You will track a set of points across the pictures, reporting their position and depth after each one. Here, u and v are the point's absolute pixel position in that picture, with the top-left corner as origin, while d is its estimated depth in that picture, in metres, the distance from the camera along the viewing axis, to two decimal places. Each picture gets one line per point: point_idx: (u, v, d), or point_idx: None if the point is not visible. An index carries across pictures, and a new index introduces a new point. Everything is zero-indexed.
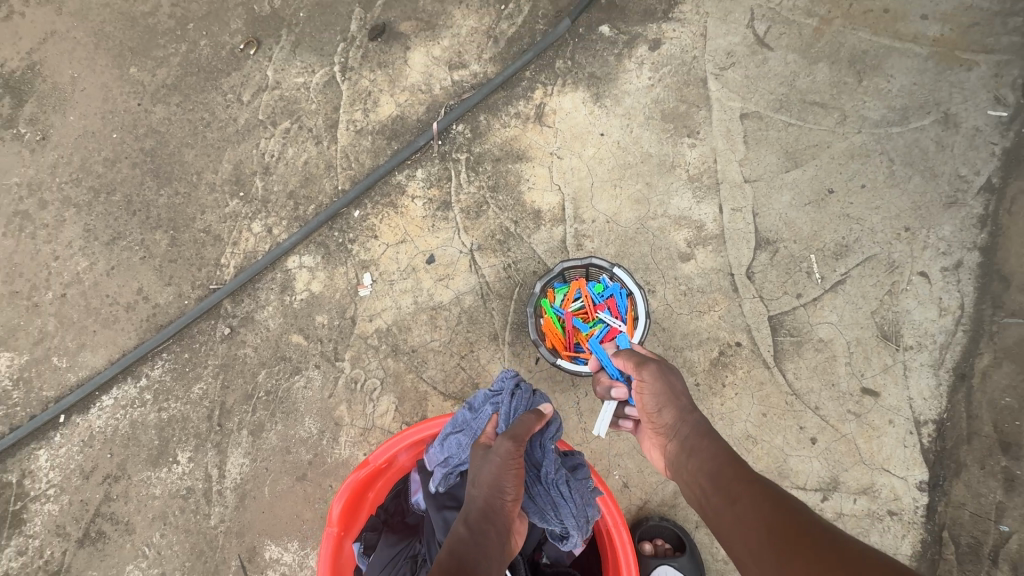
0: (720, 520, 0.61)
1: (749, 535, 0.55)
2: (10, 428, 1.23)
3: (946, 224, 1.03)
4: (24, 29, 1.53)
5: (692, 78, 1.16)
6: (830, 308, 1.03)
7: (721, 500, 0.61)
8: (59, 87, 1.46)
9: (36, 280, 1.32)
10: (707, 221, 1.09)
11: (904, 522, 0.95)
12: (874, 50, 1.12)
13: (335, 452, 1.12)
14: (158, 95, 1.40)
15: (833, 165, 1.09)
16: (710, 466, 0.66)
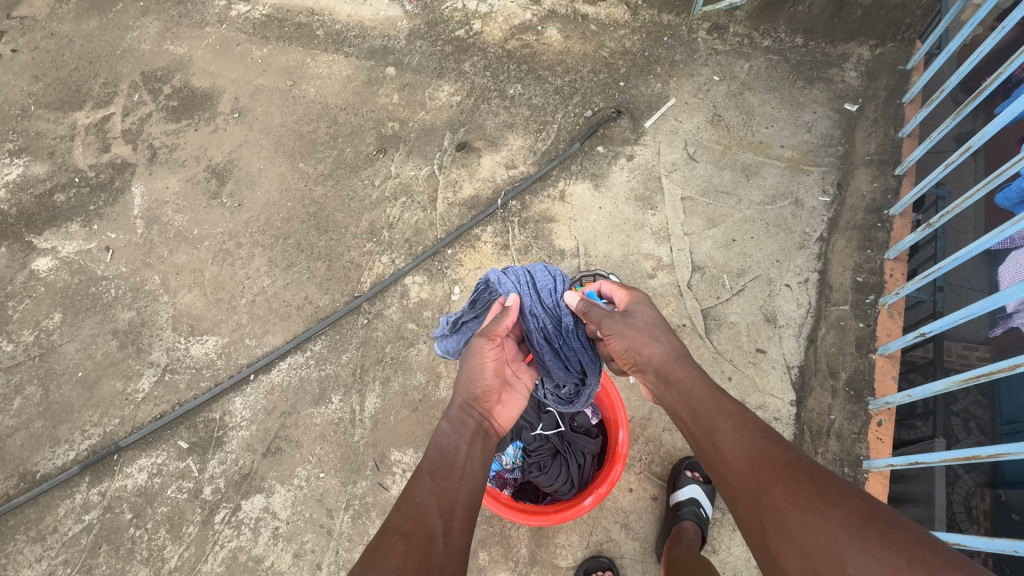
0: (706, 443, 0.90)
1: (734, 462, 0.83)
2: (215, 383, 1.87)
3: (799, 257, 1.80)
4: (228, 139, 2.38)
5: (652, 177, 1.99)
6: (736, 304, 1.76)
7: (708, 433, 0.90)
8: (251, 174, 2.27)
9: (234, 291, 2.02)
10: (664, 256, 1.85)
11: (784, 424, 1.61)
12: (755, 164, 1.96)
13: (435, 393, 1.76)
14: (318, 180, 2.21)
15: (734, 225, 1.88)
16: (693, 402, 0.96)
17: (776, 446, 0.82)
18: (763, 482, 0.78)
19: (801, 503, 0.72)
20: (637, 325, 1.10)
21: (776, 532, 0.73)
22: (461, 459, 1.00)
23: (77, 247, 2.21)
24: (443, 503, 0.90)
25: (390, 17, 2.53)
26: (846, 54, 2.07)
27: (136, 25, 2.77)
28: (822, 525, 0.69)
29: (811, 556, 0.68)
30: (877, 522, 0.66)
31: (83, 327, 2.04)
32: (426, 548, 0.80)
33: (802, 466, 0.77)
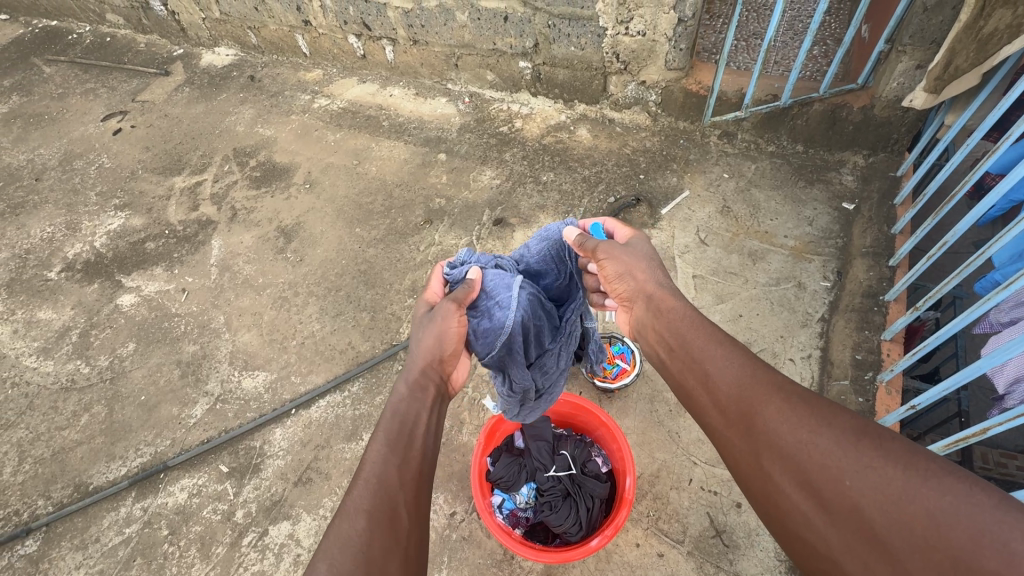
0: (692, 367, 0.96)
1: (725, 384, 0.89)
2: (260, 414, 2.06)
3: (802, 334, 1.95)
4: (298, 205, 2.76)
5: (666, 256, 2.22)
6: None
7: (695, 359, 0.97)
8: (314, 234, 2.61)
9: (287, 333, 2.27)
10: None
11: None
12: (761, 249, 2.18)
13: (458, 437, 1.88)
14: (371, 242, 2.52)
15: (741, 302, 2.05)
16: (680, 330, 1.04)
17: (766, 372, 0.87)
18: (758, 405, 0.83)
19: (797, 423, 0.78)
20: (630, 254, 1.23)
21: (772, 451, 0.78)
22: (420, 429, 1.01)
23: (158, 287, 2.54)
24: (402, 475, 0.91)
25: (445, 113, 2.99)
26: (842, 162, 2.35)
27: (234, 111, 3.33)
28: (818, 443, 0.75)
29: (806, 468, 0.74)
30: (867, 436, 0.72)
31: (152, 355, 2.30)
32: (390, 523, 0.84)
33: (790, 388, 0.83)
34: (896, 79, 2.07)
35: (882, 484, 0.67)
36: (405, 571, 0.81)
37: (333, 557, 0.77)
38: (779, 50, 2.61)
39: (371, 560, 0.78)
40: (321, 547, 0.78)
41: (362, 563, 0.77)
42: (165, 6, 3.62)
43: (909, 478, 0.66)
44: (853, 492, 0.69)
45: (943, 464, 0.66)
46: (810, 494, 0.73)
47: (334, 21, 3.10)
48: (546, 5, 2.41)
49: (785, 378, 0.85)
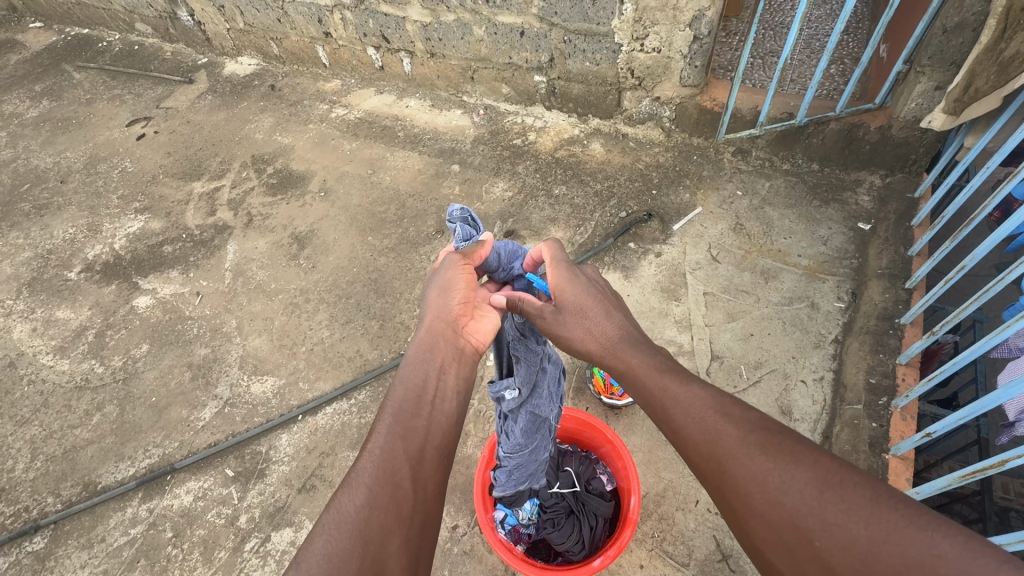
0: (660, 421, 0.95)
1: (691, 440, 0.88)
2: (267, 419, 2.07)
3: (814, 356, 1.91)
4: (312, 213, 2.79)
5: (676, 273, 2.20)
6: (752, 394, 1.86)
7: (660, 413, 0.95)
8: (327, 242, 2.64)
9: (297, 339, 2.29)
10: (684, 343, 2.01)
11: None
12: (773, 268, 2.15)
13: (462, 449, 1.87)
14: (383, 251, 2.54)
15: (752, 321, 2.03)
16: (636, 377, 1.01)
17: (729, 423, 0.86)
18: (724, 462, 0.82)
19: (762, 480, 0.78)
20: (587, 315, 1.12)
21: (746, 511, 0.78)
22: (432, 396, 0.99)
23: (173, 290, 2.59)
24: (410, 451, 0.90)
25: (460, 125, 3.03)
26: (858, 182, 2.32)
27: (254, 119, 3.40)
28: (785, 501, 0.75)
29: (779, 527, 0.74)
30: (831, 489, 0.72)
31: (164, 357, 2.33)
32: (394, 501, 0.82)
33: (753, 439, 0.83)
34: (914, 100, 2.05)
35: (849, 542, 0.67)
36: (407, 549, 0.79)
37: (330, 531, 0.76)
38: (795, 69, 2.61)
39: (369, 539, 0.77)
40: (320, 521, 0.78)
41: (359, 540, 0.76)
42: (192, 16, 3.73)
43: (874, 534, 0.66)
44: (823, 552, 0.69)
45: (906, 513, 0.66)
46: (786, 554, 0.73)
47: (354, 33, 3.17)
48: (562, 20, 2.45)
49: (747, 426, 0.85)
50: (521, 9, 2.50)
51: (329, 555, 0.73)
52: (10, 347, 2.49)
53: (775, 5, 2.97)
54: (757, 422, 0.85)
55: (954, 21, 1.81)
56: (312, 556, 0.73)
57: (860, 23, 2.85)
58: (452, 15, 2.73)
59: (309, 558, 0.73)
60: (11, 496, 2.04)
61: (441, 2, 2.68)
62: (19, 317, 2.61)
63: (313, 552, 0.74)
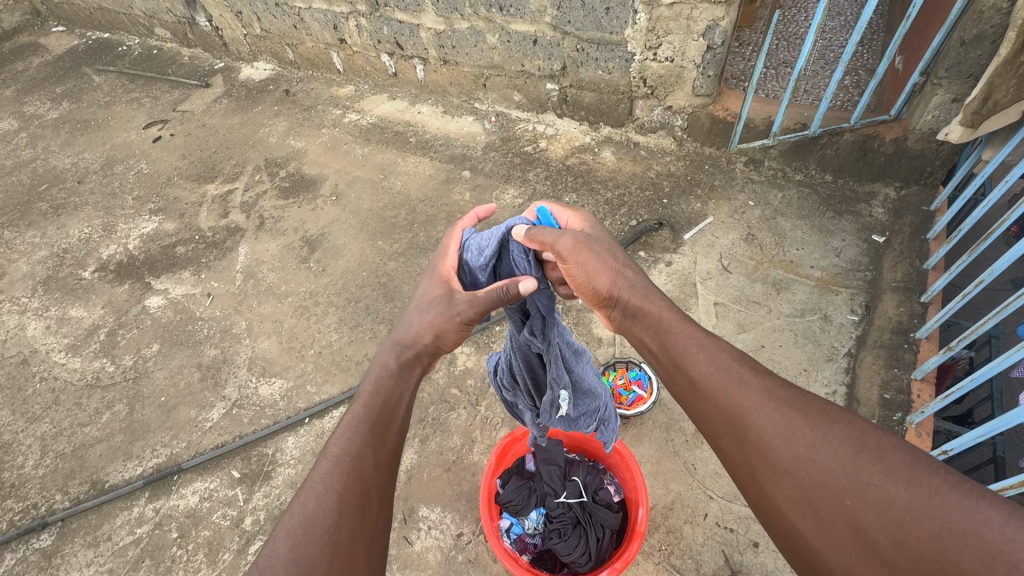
0: (679, 374, 0.97)
1: (716, 393, 0.91)
2: (274, 421, 2.07)
3: (827, 369, 1.89)
4: (323, 217, 2.81)
5: (687, 282, 2.19)
6: None
7: (680, 366, 0.97)
8: (337, 246, 2.65)
9: (305, 342, 2.30)
10: None
11: None
12: (786, 279, 2.13)
13: (469, 456, 1.86)
14: (393, 256, 2.55)
15: (763, 332, 2.01)
16: (663, 329, 1.04)
17: (759, 383, 0.90)
18: (753, 419, 0.86)
19: (794, 438, 0.81)
20: (599, 254, 1.10)
21: (769, 467, 0.82)
22: (400, 409, 1.02)
23: (184, 291, 2.61)
24: (374, 456, 0.92)
25: (472, 131, 3.04)
26: (872, 193, 2.30)
27: (268, 123, 3.44)
28: (817, 459, 0.79)
29: (805, 485, 0.78)
30: (867, 452, 0.77)
31: (174, 357, 2.35)
32: (361, 509, 0.86)
33: (786, 399, 0.86)
34: (931, 112, 2.03)
35: (887, 502, 0.72)
36: (368, 556, 0.84)
37: (296, 536, 0.79)
38: (808, 79, 2.60)
39: (336, 545, 0.81)
40: (283, 525, 0.81)
41: (325, 543, 0.80)
42: (210, 22, 3.80)
43: (912, 497, 0.71)
44: (855, 511, 0.73)
45: (942, 477, 0.71)
46: (810, 513, 0.77)
47: (369, 40, 3.20)
48: (576, 29, 2.46)
49: (777, 387, 0.89)
50: (535, 17, 2.52)
51: (296, 559, 0.77)
52: (24, 344, 2.52)
53: (789, 15, 2.96)
54: (787, 386, 0.89)
55: (972, 33, 1.79)
56: (276, 560, 0.76)
57: (875, 35, 2.83)
58: (466, 22, 2.75)
59: (275, 560, 0.76)
60: (20, 493, 2.05)
61: (456, 10, 2.71)
62: (34, 315, 2.65)
63: (279, 555, 0.77)
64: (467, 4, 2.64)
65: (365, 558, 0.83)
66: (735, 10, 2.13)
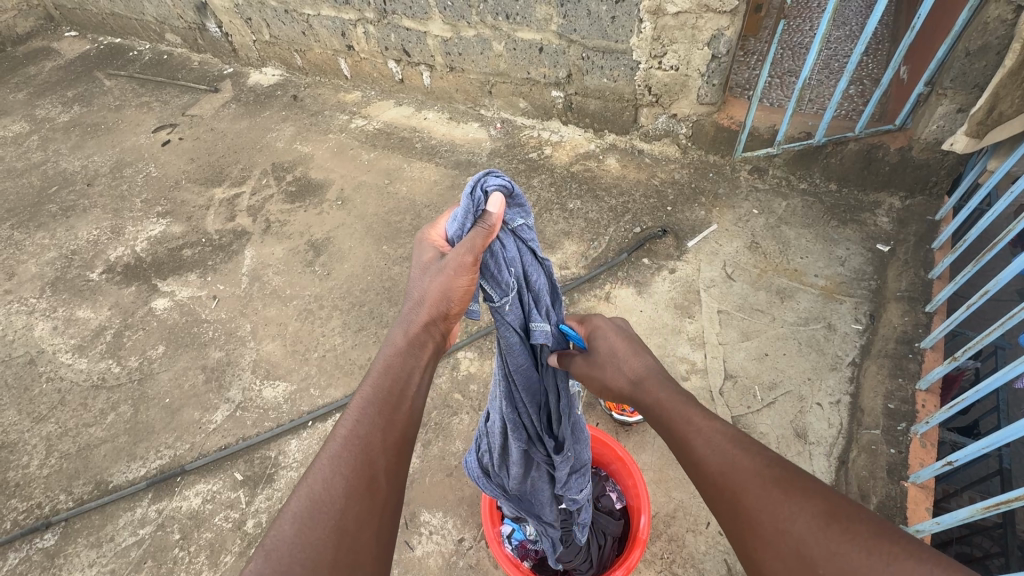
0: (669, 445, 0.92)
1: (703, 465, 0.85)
2: (278, 424, 2.08)
3: (831, 378, 1.88)
4: (329, 220, 2.83)
5: (691, 290, 2.19)
6: (766, 415, 1.83)
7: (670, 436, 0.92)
8: (343, 250, 2.67)
9: (310, 345, 2.31)
10: (698, 360, 1.99)
11: None
12: (790, 287, 2.13)
13: None
14: (397, 260, 2.57)
15: (767, 341, 2.01)
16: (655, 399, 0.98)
17: (740, 450, 0.84)
18: (733, 490, 0.80)
19: (772, 509, 0.75)
20: (603, 360, 1.06)
21: (750, 541, 0.76)
22: (413, 385, 0.93)
23: (190, 293, 2.63)
24: (385, 436, 0.85)
25: (477, 138, 3.06)
26: (877, 203, 2.30)
27: (276, 128, 3.48)
28: (793, 530, 0.73)
29: (782, 558, 0.72)
30: (837, 521, 0.71)
31: (179, 359, 2.37)
32: (369, 494, 0.79)
33: (763, 467, 0.80)
34: (935, 122, 2.03)
35: (854, 574, 0.66)
36: (379, 540, 0.78)
37: (303, 519, 0.74)
38: (813, 88, 2.61)
39: (343, 531, 0.75)
40: (290, 507, 0.75)
41: (333, 526, 0.75)
42: (220, 28, 3.85)
43: (882, 571, 0.65)
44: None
45: (914, 549, 0.65)
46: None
47: (376, 46, 3.23)
48: (581, 37, 2.48)
49: (757, 453, 0.82)
50: (541, 25, 2.54)
51: (302, 544, 0.72)
52: (31, 344, 2.54)
53: (794, 25, 2.98)
54: (766, 451, 0.83)
55: (977, 44, 1.80)
56: (282, 543, 0.71)
57: (880, 44, 2.84)
58: (472, 30, 2.78)
59: (279, 544, 0.71)
60: (25, 492, 2.06)
61: (462, 18, 2.73)
62: (41, 315, 2.67)
63: (284, 538, 0.72)
64: (474, 12, 2.67)
65: (377, 546, 0.77)
66: (740, 20, 2.15)
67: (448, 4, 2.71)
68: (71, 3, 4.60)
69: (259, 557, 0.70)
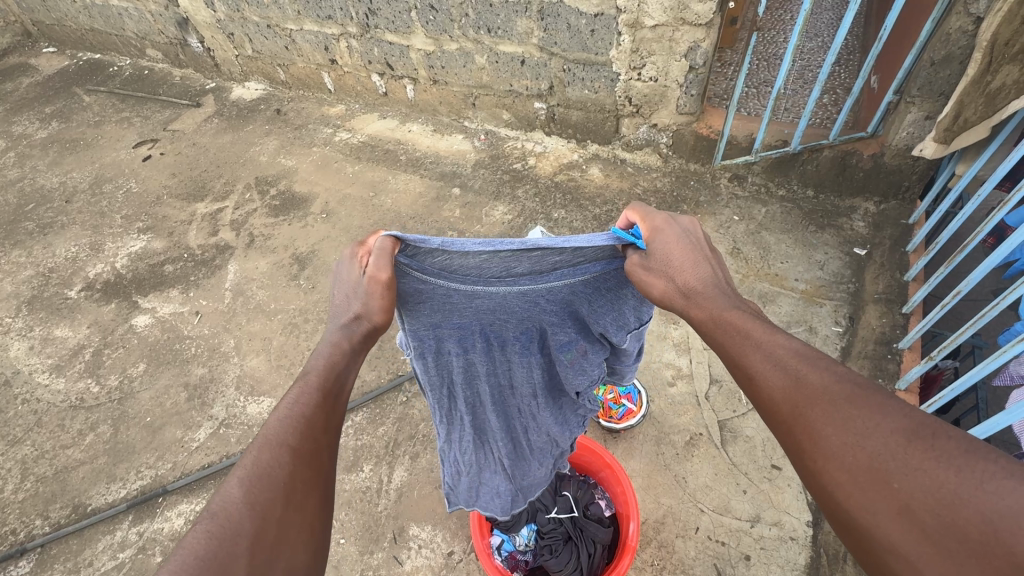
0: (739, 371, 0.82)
1: (774, 388, 0.76)
2: None
3: None
4: (314, 234, 2.82)
5: None
6: (753, 419, 1.83)
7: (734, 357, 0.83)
8: (328, 262, 2.65)
9: (295, 359, 2.28)
10: (683, 365, 2.00)
11: (801, 544, 1.57)
12: (771, 292, 2.17)
13: None
14: None
15: None
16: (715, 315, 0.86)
17: (814, 370, 0.75)
18: (805, 409, 0.72)
19: (845, 426, 0.68)
20: (681, 263, 0.90)
21: (816, 454, 0.70)
22: (349, 384, 0.91)
23: (172, 309, 2.59)
24: (327, 421, 0.84)
25: (462, 149, 3.09)
26: (853, 208, 2.36)
27: (259, 142, 3.47)
28: (866, 443, 0.66)
29: (855, 471, 0.66)
30: (920, 438, 0.63)
31: (160, 377, 2.32)
32: (312, 465, 0.78)
33: (838, 388, 0.72)
34: (905, 129, 2.09)
35: (935, 486, 0.60)
36: (320, 505, 0.77)
37: (252, 480, 0.71)
38: (788, 98, 2.69)
39: (287, 495, 0.73)
40: (235, 473, 0.71)
41: (279, 493, 0.72)
42: (202, 43, 3.84)
43: (967, 484, 0.58)
44: (902, 494, 0.62)
45: (1010, 471, 0.57)
46: (859, 499, 0.65)
47: (359, 60, 3.25)
48: (563, 50, 2.52)
49: (836, 373, 0.73)
50: (522, 39, 2.58)
51: (251, 504, 0.69)
52: (6, 365, 2.48)
53: (768, 37, 3.06)
54: (843, 372, 0.74)
55: (941, 54, 1.87)
56: (231, 503, 0.68)
57: (851, 55, 2.94)
58: (455, 43, 2.81)
59: (227, 506, 0.68)
60: None
61: (444, 32, 2.76)
62: (17, 335, 2.61)
63: (234, 501, 0.68)
64: (456, 26, 2.70)
65: (316, 518, 0.76)
66: (716, 33, 2.20)
67: (430, 18, 2.74)
68: (50, 20, 4.56)
69: (205, 518, 0.65)
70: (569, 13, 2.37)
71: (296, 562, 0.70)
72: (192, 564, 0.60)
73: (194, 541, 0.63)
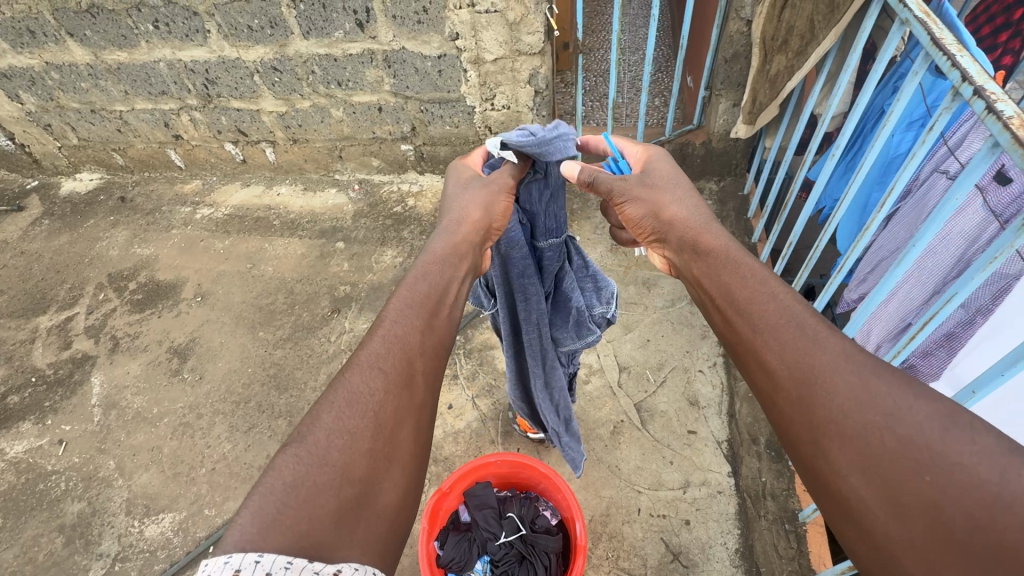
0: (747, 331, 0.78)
1: (791, 357, 0.72)
2: (171, 563, 1.80)
3: (704, 345, 2.11)
4: (191, 320, 2.58)
5: None
6: (663, 395, 1.98)
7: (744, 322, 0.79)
8: (213, 348, 2.43)
9: (193, 462, 2.05)
10: (593, 362, 2.12)
11: (728, 495, 1.72)
12: (651, 277, 2.38)
13: None
14: (278, 343, 2.39)
15: (645, 328, 2.19)
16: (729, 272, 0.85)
17: (838, 346, 0.71)
18: (824, 385, 0.68)
19: (874, 406, 0.64)
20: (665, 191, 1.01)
21: (835, 432, 0.65)
22: (444, 307, 0.87)
23: (26, 446, 2.21)
24: (421, 347, 0.79)
25: (338, 203, 3.03)
26: (700, 190, 2.69)
27: (106, 236, 3.12)
28: (897, 426, 0.62)
29: (877, 455, 0.61)
30: (956, 426, 0.60)
31: (25, 529, 1.96)
32: (408, 389, 0.74)
33: (864, 367, 0.68)
34: (721, 117, 2.44)
35: (968, 481, 0.56)
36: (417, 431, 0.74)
37: (348, 406, 0.69)
38: (626, 106, 3.01)
39: (381, 425, 0.70)
40: (329, 398, 0.70)
41: (372, 422, 0.69)
42: (12, 140, 3.40)
43: (999, 481, 0.55)
44: (932, 489, 0.58)
45: None
46: (878, 487, 0.61)
47: (207, 132, 3.08)
48: (416, 92, 2.61)
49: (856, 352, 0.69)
50: (374, 87, 2.64)
51: (347, 431, 0.67)
52: None
53: (598, 56, 3.43)
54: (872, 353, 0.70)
55: (730, 52, 2.23)
56: (322, 430, 0.66)
57: (667, 62, 3.38)
58: (307, 101, 2.78)
59: (321, 427, 0.66)
60: None
61: (294, 91, 2.73)
62: None
63: (324, 425, 0.66)
64: (305, 84, 2.68)
65: (416, 444, 0.73)
66: (549, 59, 2.41)
67: (276, 80, 2.69)
68: None
69: (294, 444, 0.65)
70: (413, 58, 2.47)
71: (400, 486, 0.69)
72: (279, 495, 0.59)
73: (286, 466, 0.62)
